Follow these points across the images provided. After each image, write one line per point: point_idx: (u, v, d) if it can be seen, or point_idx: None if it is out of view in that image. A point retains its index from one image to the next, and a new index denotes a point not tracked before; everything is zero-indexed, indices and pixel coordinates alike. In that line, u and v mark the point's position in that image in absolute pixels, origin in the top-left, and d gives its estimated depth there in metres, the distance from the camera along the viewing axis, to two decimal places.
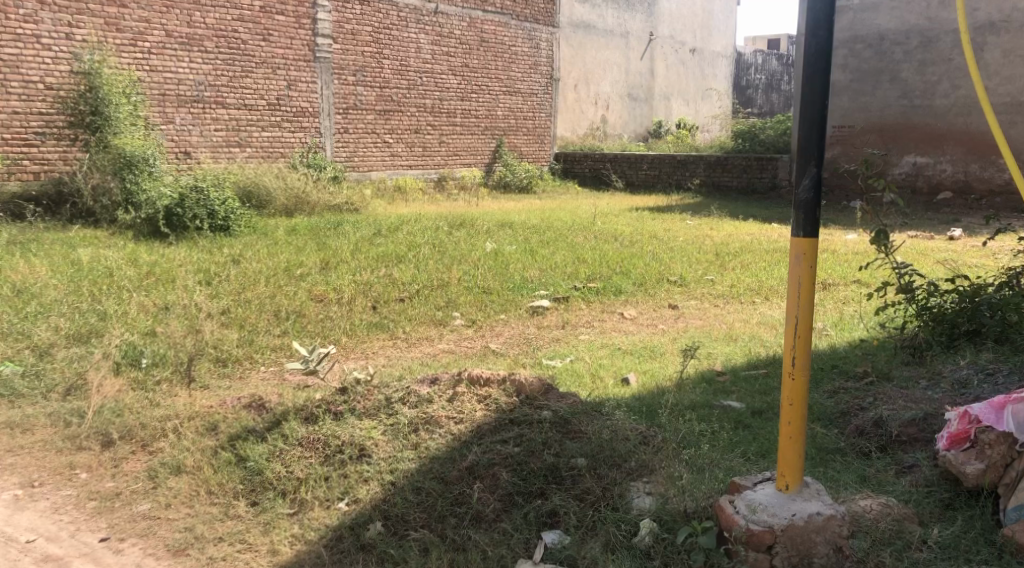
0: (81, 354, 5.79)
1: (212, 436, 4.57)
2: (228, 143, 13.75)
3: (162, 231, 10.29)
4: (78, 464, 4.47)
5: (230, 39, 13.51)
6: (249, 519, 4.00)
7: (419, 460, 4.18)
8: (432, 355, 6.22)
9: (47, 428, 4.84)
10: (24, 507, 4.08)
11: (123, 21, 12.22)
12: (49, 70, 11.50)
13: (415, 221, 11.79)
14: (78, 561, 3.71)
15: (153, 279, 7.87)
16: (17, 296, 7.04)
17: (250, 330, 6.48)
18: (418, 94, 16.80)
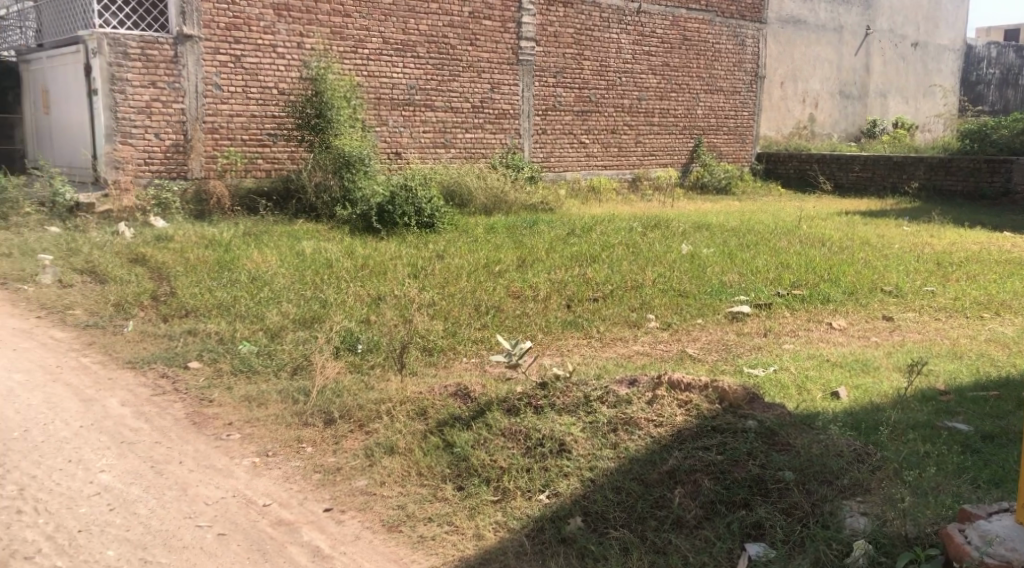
0: (306, 338, 6.30)
1: (422, 421, 4.85)
2: (434, 144, 14.39)
3: (374, 226, 10.94)
4: (304, 439, 4.86)
5: (441, 44, 14.12)
6: (456, 503, 4.18)
7: (619, 460, 4.20)
8: (629, 356, 6.21)
9: (277, 403, 5.29)
10: (261, 474, 4.47)
11: (346, 30, 13.08)
12: (283, 77, 12.58)
13: (610, 221, 11.80)
14: (306, 527, 4.00)
15: (366, 270, 8.39)
16: (252, 282, 7.74)
17: (453, 322, 6.76)
18: (617, 94, 16.79)
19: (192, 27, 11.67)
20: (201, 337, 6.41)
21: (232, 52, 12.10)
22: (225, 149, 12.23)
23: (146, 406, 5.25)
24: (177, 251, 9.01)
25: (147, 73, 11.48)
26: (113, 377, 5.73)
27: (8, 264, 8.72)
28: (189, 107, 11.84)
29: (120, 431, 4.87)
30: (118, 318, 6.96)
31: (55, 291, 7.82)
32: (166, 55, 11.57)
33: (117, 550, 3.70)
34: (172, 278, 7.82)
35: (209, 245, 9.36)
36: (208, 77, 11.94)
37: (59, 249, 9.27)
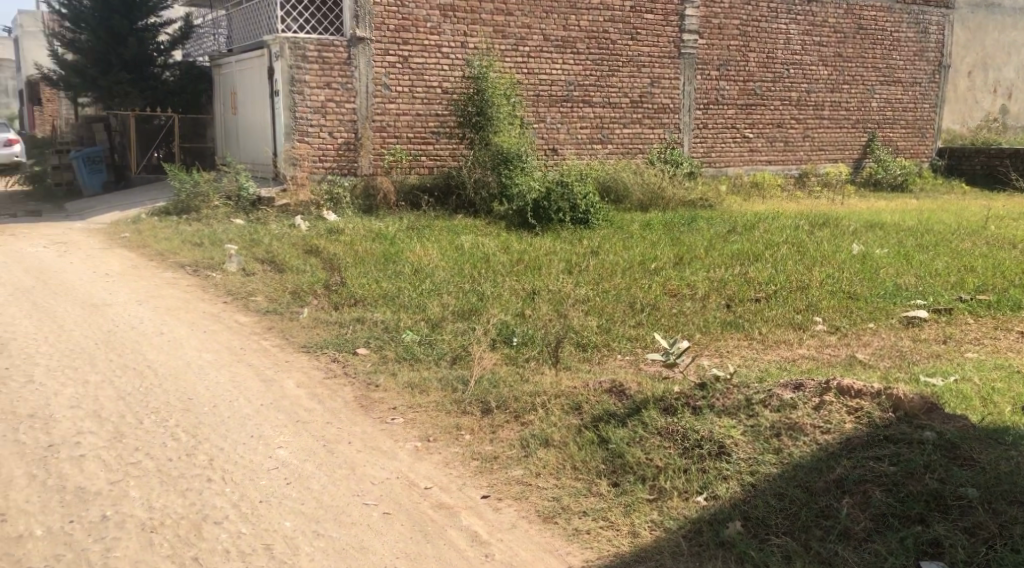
0: (465, 329, 6.47)
1: (577, 415, 4.89)
2: (592, 140, 14.38)
3: (531, 222, 11.07)
4: (463, 426, 4.98)
5: (601, 40, 14.08)
6: (611, 499, 4.16)
7: (782, 466, 4.07)
8: (792, 360, 5.98)
9: (437, 391, 5.46)
10: (423, 458, 4.63)
11: (508, 28, 13.30)
12: (447, 76, 12.93)
13: (774, 219, 11.39)
14: (465, 512, 4.11)
15: (523, 265, 8.51)
16: (414, 274, 8.03)
17: (608, 319, 6.74)
18: (784, 87, 16.16)
19: (364, 30, 12.21)
20: (367, 324, 6.72)
21: (401, 53, 12.56)
22: (392, 147, 12.72)
23: (318, 388, 5.56)
24: (346, 243, 9.47)
25: (323, 74, 12.12)
26: (290, 359, 6.11)
27: (199, 253, 9.47)
28: (359, 107, 12.40)
29: (295, 410, 5.18)
30: (294, 305, 7.40)
31: (239, 278, 8.41)
32: (341, 57, 12.18)
33: (293, 521, 3.91)
34: (342, 269, 8.23)
35: (375, 238, 9.79)
36: (377, 78, 12.46)
37: (243, 239, 9.97)
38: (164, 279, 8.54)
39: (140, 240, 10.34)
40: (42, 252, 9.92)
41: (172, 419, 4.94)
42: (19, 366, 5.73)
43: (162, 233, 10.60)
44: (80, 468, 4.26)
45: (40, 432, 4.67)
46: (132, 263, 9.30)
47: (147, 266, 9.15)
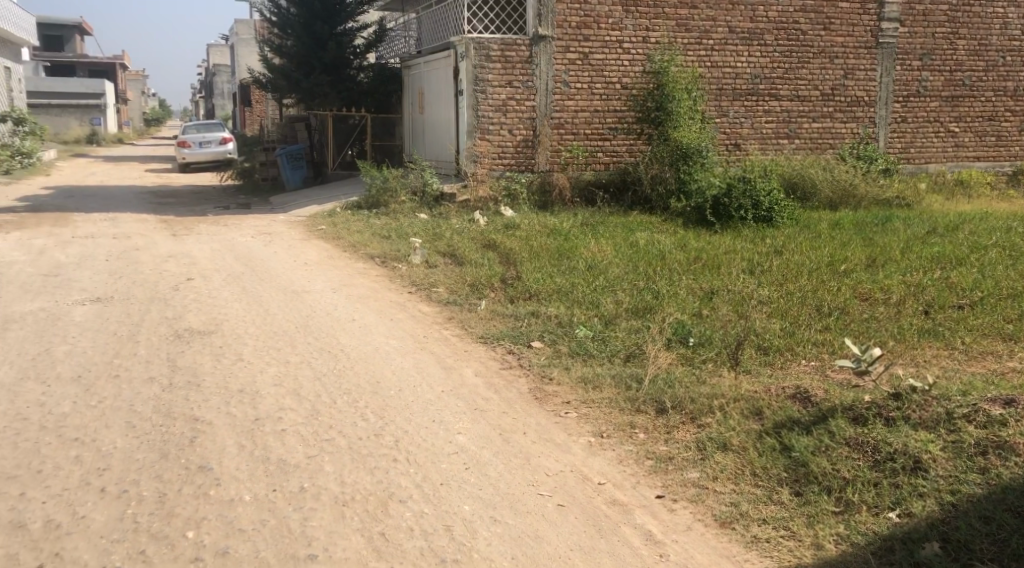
0: (640, 327, 6.42)
1: (757, 420, 4.75)
2: (777, 135, 13.84)
3: (710, 219, 10.81)
4: (637, 424, 4.95)
5: (791, 31, 13.53)
6: (793, 508, 4.01)
7: (987, 487, 3.80)
8: (999, 373, 5.51)
9: (611, 388, 5.45)
10: (597, 453, 4.64)
11: (692, 21, 13.05)
12: (627, 72, 12.83)
13: (982, 220, 10.50)
14: (639, 511, 4.09)
15: (701, 263, 8.33)
16: (589, 270, 8.05)
17: (792, 322, 6.47)
18: (999, 77, 14.79)
19: (547, 28, 12.35)
20: (542, 319, 6.81)
21: (581, 50, 12.61)
22: (569, 144, 12.79)
23: (495, 378, 5.70)
24: (523, 238, 9.64)
25: (505, 73, 12.38)
26: (468, 350, 6.30)
27: (386, 245, 9.96)
28: (540, 104, 12.57)
29: (474, 398, 5.34)
30: (473, 297, 7.62)
31: (422, 270, 8.77)
32: (523, 56, 12.38)
33: (471, 506, 4.03)
34: (519, 263, 8.39)
35: (552, 234, 9.89)
36: (558, 75, 12.57)
37: (427, 233, 10.38)
38: (355, 270, 9.05)
39: (334, 233, 11.00)
40: (250, 242, 10.78)
41: (362, 401, 5.23)
42: (230, 345, 6.26)
43: (354, 226, 11.23)
44: (281, 442, 4.60)
45: (247, 406, 5.07)
46: (327, 254, 9.91)
47: (340, 257, 9.72)
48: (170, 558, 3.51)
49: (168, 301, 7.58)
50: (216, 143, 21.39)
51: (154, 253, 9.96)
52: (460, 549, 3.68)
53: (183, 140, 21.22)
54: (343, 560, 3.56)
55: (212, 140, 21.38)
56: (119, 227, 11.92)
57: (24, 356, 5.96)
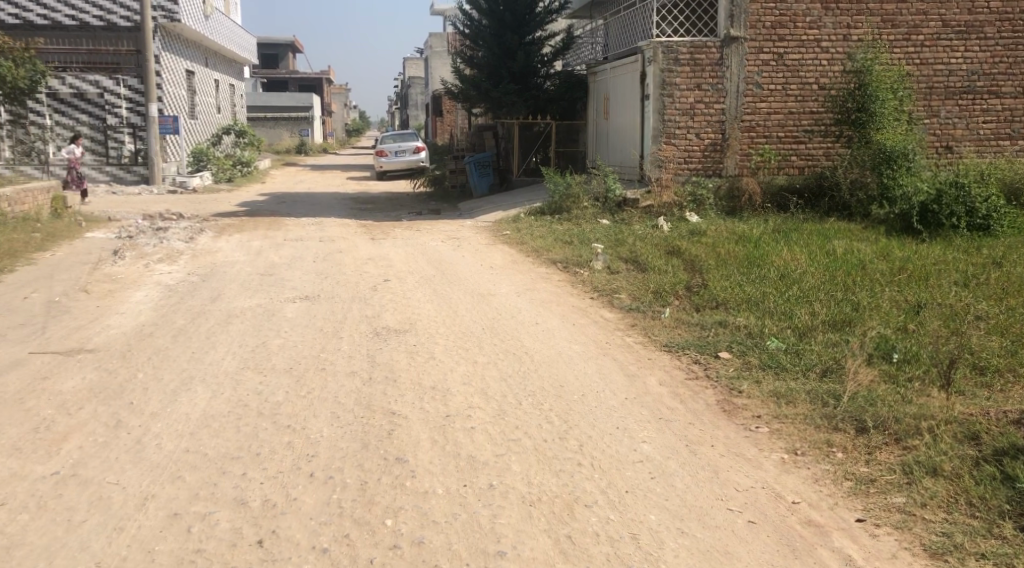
0: (838, 341, 6.10)
1: (971, 447, 4.42)
2: (997, 136, 12.71)
3: (916, 226, 10.13)
4: (835, 443, 4.70)
5: (1015, 22, 12.39)
6: (1017, 545, 3.66)
7: None
8: None
9: (805, 403, 5.20)
10: (790, 471, 4.44)
11: (899, 17, 12.25)
12: (825, 72, 12.24)
13: None
14: (837, 534, 3.88)
15: (906, 274, 7.79)
16: (781, 280, 7.73)
17: (1013, 340, 5.92)
18: None
19: (738, 29, 12.00)
20: (731, 329, 6.62)
21: (775, 50, 12.15)
22: (760, 147, 12.35)
23: (681, 388, 5.59)
24: (710, 245, 9.41)
25: (694, 76, 12.15)
26: (653, 358, 6.22)
27: (570, 251, 10.02)
28: (729, 107, 12.24)
29: (659, 407, 5.27)
30: (658, 304, 7.52)
31: (606, 276, 8.75)
32: (713, 58, 12.11)
33: (658, 516, 3.97)
34: (705, 271, 8.20)
35: (740, 241, 9.60)
36: (749, 77, 12.20)
37: (610, 239, 10.36)
38: (539, 274, 9.18)
39: (518, 238, 11.20)
40: (441, 246, 11.20)
41: (547, 403, 5.29)
42: (423, 344, 6.53)
43: (539, 231, 11.39)
44: (471, 439, 4.74)
45: (439, 403, 5.26)
46: (513, 258, 10.13)
47: (524, 262, 9.90)
48: (371, 544, 3.70)
49: (367, 301, 8.02)
50: (410, 151, 22.33)
51: (354, 255, 10.57)
52: (648, 559, 3.63)
53: (380, 150, 22.41)
54: (531, 560, 3.61)
55: (406, 149, 22.36)
56: (324, 231, 12.75)
57: (243, 347, 6.49)
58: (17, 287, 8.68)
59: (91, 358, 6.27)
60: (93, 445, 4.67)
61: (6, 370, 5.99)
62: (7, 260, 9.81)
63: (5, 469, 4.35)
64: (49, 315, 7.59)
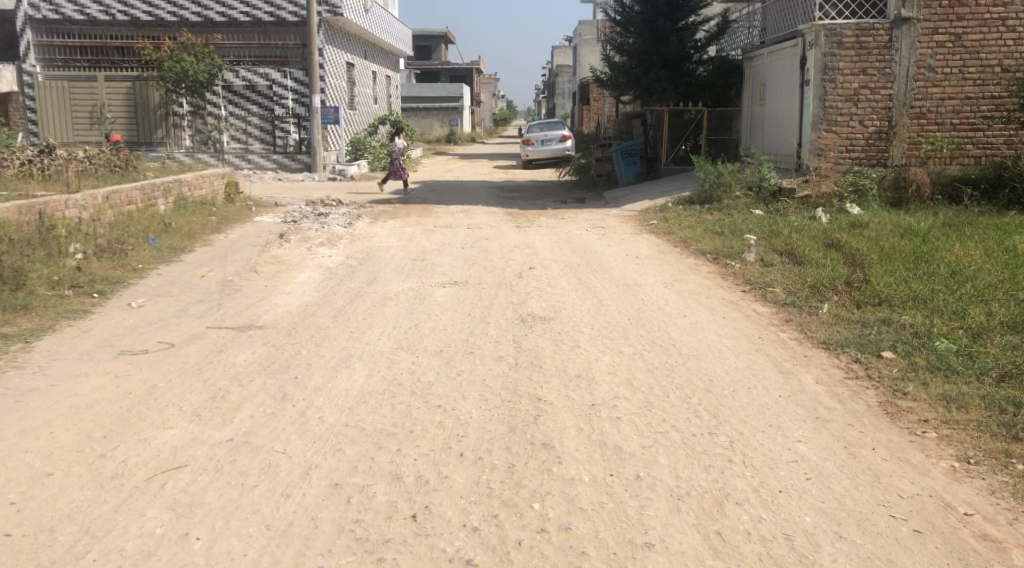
0: (1019, 345, 5.67)
1: None
2: None
3: None
4: (1014, 454, 4.36)
5: None
6: None
7: None
8: None
9: (979, 409, 4.86)
10: (962, 481, 4.16)
11: None
12: (1010, 53, 11.35)
13: None
14: (1016, 551, 3.60)
15: None
16: (952, 277, 7.25)
17: None
18: None
19: (911, 9, 11.28)
20: (895, 327, 6.27)
21: (953, 31, 11.35)
22: (931, 135, 11.60)
23: (838, 387, 5.35)
24: (872, 238, 8.94)
25: (859, 60, 11.54)
26: (809, 355, 5.98)
27: (720, 242, 9.77)
28: (898, 92, 11.56)
29: (816, 407, 5.06)
30: (814, 299, 7.22)
31: (758, 269, 8.48)
32: (881, 41, 11.45)
33: (815, 518, 3.83)
34: (867, 265, 7.80)
35: (906, 234, 9.06)
36: (921, 60, 11.47)
37: (762, 230, 10.01)
38: (687, 265, 9.00)
39: (666, 228, 11.02)
40: (587, 234, 11.19)
41: (696, 397, 5.19)
42: (569, 332, 6.55)
43: (687, 221, 11.17)
44: (618, 429, 4.72)
45: (585, 391, 5.28)
46: (660, 248, 9.99)
47: (672, 252, 9.73)
48: (520, 526, 3.76)
49: (515, 288, 8.12)
50: (556, 140, 22.40)
51: (502, 243, 10.71)
52: (804, 562, 3.50)
53: (527, 138, 22.58)
54: (680, 554, 3.56)
55: (553, 138, 22.44)
56: (472, 219, 13.00)
57: (398, 329, 6.73)
58: (196, 266, 9.34)
59: (261, 334, 6.67)
60: (263, 415, 4.97)
61: (186, 342, 6.46)
62: (187, 241, 10.56)
63: (186, 433, 4.70)
64: (224, 293, 8.12)
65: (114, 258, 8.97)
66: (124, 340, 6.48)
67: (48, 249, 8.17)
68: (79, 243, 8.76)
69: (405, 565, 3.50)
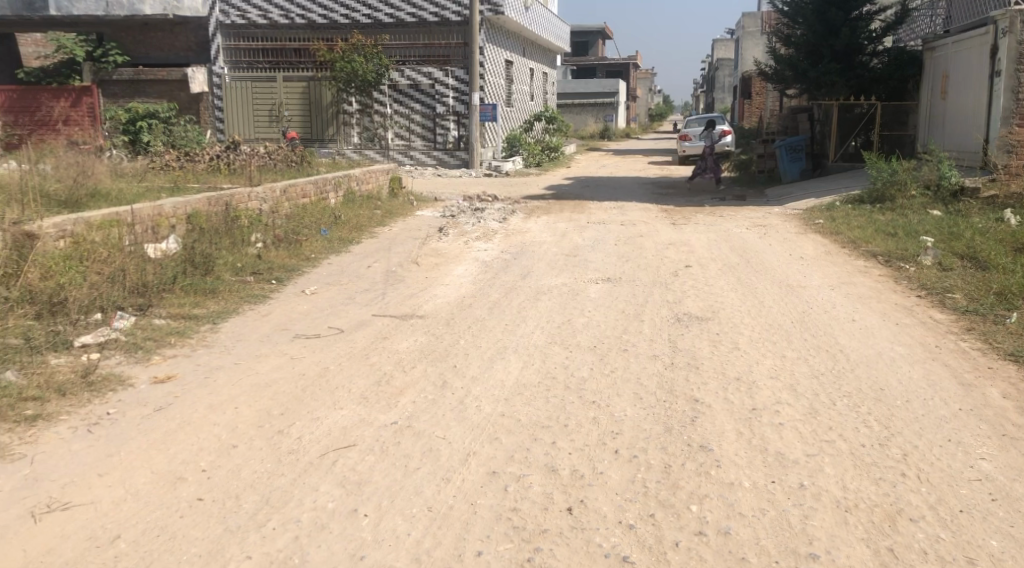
0: None
1: None
2: None
3: None
4: None
5: None
6: None
7: None
8: None
9: None
10: None
11: None
12: None
13: None
14: None
15: None
16: None
17: None
18: None
19: None
20: None
21: None
22: None
23: None
24: None
25: None
26: (994, 367, 5.56)
27: (892, 244, 9.25)
28: None
29: (1002, 423, 4.70)
30: (1000, 308, 6.69)
31: (936, 273, 7.97)
32: None
33: (1001, 542, 3.56)
34: None
35: None
36: None
37: (941, 232, 9.38)
38: (856, 268, 8.55)
39: (833, 228, 10.54)
40: (746, 233, 10.86)
41: (865, 406, 4.95)
42: (727, 333, 6.40)
43: (856, 221, 10.64)
44: (780, 434, 4.57)
45: (745, 395, 5.14)
46: (825, 249, 9.55)
47: (839, 253, 9.31)
48: (677, 527, 3.71)
49: (671, 286, 8.00)
50: (716, 135, 21.88)
51: (657, 240, 10.58)
52: None
53: (685, 133, 22.12)
54: None
55: (712, 133, 21.91)
56: (627, 215, 12.91)
57: (552, 323, 6.79)
58: (362, 256, 9.79)
59: (422, 323, 6.91)
60: (424, 400, 5.16)
61: (354, 328, 6.78)
62: (355, 233, 11.07)
63: (354, 414, 4.95)
64: (387, 283, 8.45)
65: (289, 248, 9.52)
66: (298, 324, 6.89)
67: (234, 237, 8.78)
68: (260, 232, 9.38)
69: (562, 556, 3.53)
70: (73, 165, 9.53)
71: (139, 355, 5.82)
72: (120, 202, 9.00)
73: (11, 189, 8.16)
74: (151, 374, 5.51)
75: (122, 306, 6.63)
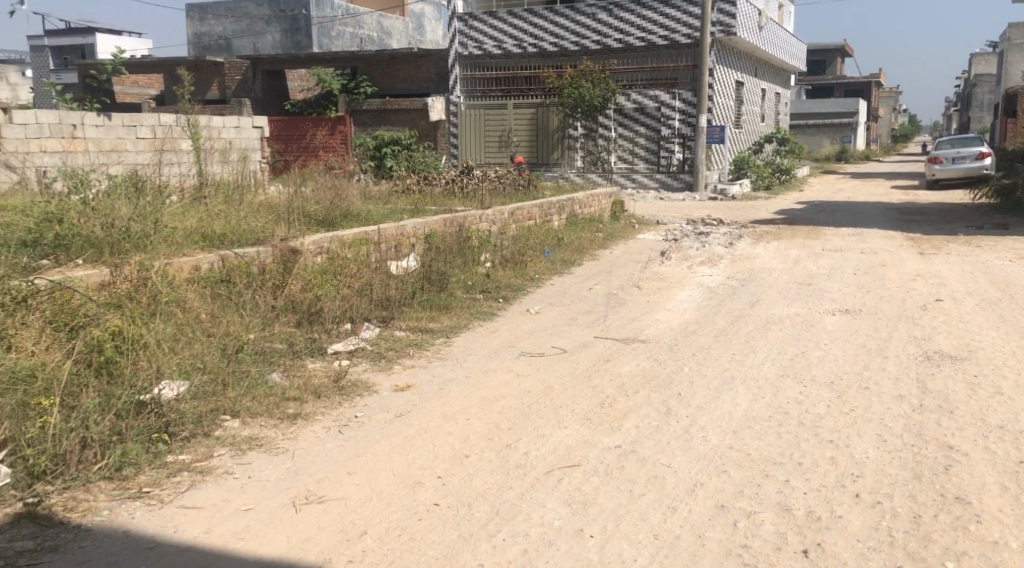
0: None
1: None
2: None
3: None
4: None
5: None
6: None
7: None
8: None
9: None
10: None
11: None
12: None
13: None
14: None
15: None
16: None
17: None
18: None
19: None
20: None
21: None
22: None
23: None
24: None
25: None
26: None
27: None
28: None
29: None
30: None
31: None
32: None
33: None
34: None
35: None
36: None
37: None
38: None
39: None
40: (1008, 265, 9.84)
41: None
42: (987, 375, 5.81)
43: None
44: None
45: (1009, 446, 4.63)
46: None
47: None
48: None
49: (918, 321, 7.40)
50: (971, 158, 19.91)
51: (901, 270, 9.86)
52: None
53: (935, 156, 20.51)
54: None
55: (966, 156, 19.97)
56: (866, 243, 12.14)
57: (783, 355, 6.51)
58: (585, 278, 9.92)
59: (644, 348, 6.88)
60: (648, 427, 5.11)
61: (577, 349, 6.87)
62: (577, 255, 11.25)
63: (578, 434, 5.00)
64: (609, 306, 8.49)
65: (515, 268, 9.85)
66: (524, 342, 7.09)
67: (466, 257, 9.18)
68: (490, 253, 9.77)
69: None
70: (328, 187, 10.43)
71: (382, 364, 6.24)
72: (368, 222, 9.74)
73: (278, 209, 9.08)
74: (393, 382, 5.88)
75: (368, 318, 7.15)
